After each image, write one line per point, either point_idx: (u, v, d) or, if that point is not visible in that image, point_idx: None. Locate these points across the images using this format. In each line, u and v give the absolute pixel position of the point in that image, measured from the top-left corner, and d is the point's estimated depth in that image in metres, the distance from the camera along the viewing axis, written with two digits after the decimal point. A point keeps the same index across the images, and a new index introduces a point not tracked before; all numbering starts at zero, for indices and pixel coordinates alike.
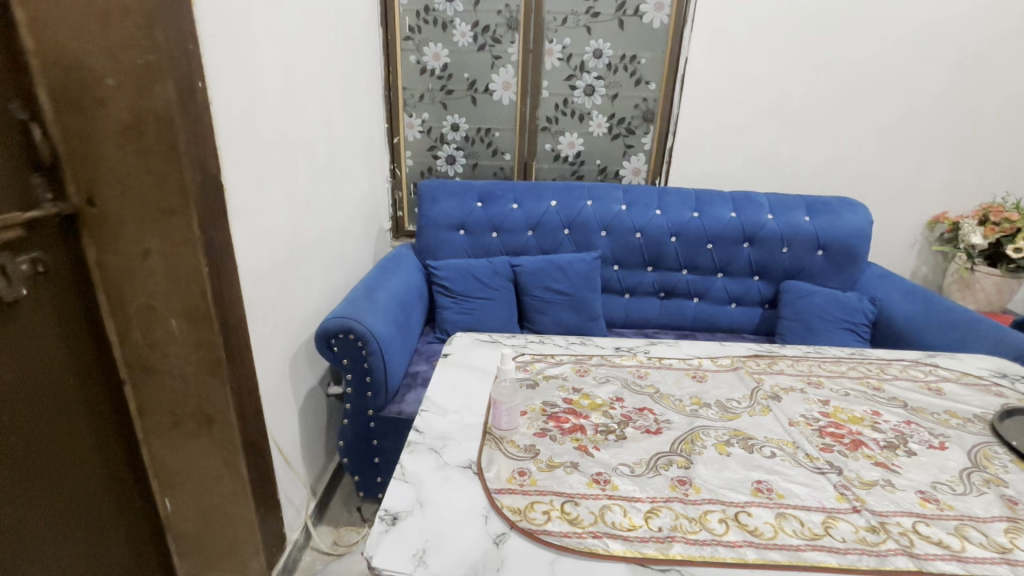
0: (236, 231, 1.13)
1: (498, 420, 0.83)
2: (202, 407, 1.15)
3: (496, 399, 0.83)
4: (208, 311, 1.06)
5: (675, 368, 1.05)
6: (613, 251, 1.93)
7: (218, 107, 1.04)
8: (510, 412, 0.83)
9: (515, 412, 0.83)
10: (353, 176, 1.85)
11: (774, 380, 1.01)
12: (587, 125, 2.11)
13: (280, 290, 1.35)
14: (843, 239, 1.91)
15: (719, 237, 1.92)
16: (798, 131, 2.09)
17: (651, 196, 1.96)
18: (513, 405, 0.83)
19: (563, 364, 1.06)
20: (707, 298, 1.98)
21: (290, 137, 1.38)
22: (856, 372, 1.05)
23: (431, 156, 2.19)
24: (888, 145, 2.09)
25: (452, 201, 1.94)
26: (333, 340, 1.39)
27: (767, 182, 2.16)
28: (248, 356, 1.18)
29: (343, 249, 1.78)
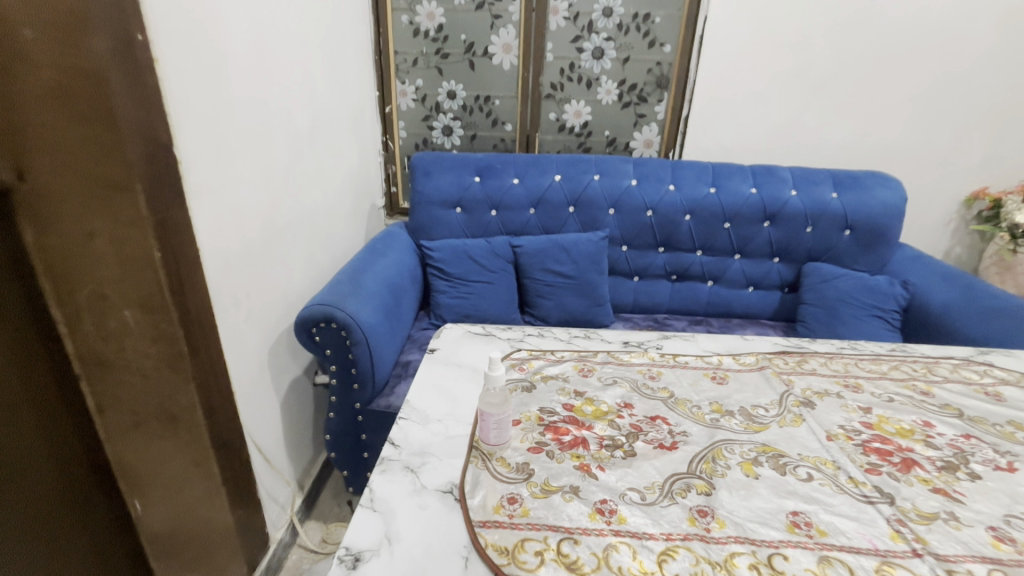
0: (197, 211, 1.00)
1: (485, 435, 0.71)
2: (166, 405, 1.04)
3: (484, 410, 0.70)
4: (164, 301, 0.94)
5: (691, 367, 0.92)
6: (621, 230, 1.79)
7: (169, 66, 0.90)
8: (501, 426, 0.70)
9: (506, 425, 0.70)
10: (340, 149, 1.71)
11: (806, 383, 0.88)
12: (595, 91, 1.93)
13: (256, 275, 1.23)
14: (875, 218, 1.75)
15: (738, 215, 1.77)
16: (826, 98, 1.90)
17: (664, 170, 1.81)
18: (504, 417, 0.70)
19: (564, 362, 0.93)
20: (722, 282, 1.84)
21: (264, 105, 1.24)
22: (900, 373, 0.92)
23: (426, 126, 2.03)
24: (926, 114, 1.91)
25: (448, 176, 1.79)
26: (314, 329, 1.27)
27: (789, 154, 1.99)
28: (216, 347, 1.07)
29: (329, 228, 1.66)
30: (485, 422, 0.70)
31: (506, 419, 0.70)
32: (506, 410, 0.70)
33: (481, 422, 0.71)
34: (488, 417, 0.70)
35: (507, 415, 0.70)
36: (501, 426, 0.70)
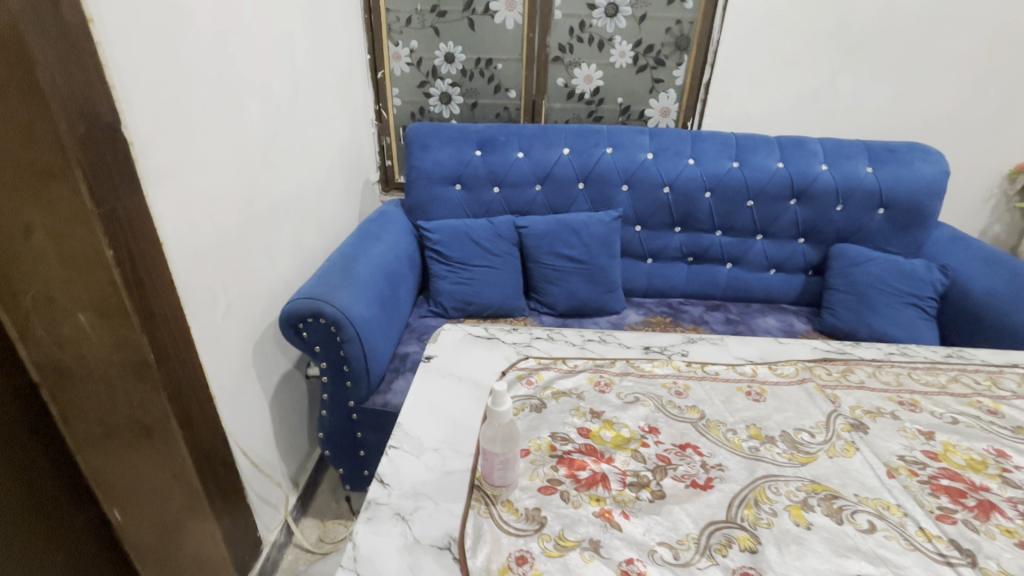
0: (156, 199, 0.87)
1: (489, 474, 0.60)
2: (137, 415, 0.95)
3: (486, 450, 0.59)
4: (122, 304, 0.83)
5: (723, 380, 0.81)
6: (635, 209, 1.65)
7: (109, 27, 0.76)
8: (508, 467, 0.59)
9: (512, 465, 0.59)
10: (328, 121, 1.56)
11: (854, 399, 0.77)
12: (608, 54, 1.76)
13: (234, 266, 1.12)
14: (913, 195, 1.60)
15: (762, 192, 1.63)
16: (864, 60, 1.72)
17: (683, 142, 1.65)
18: (511, 457, 0.59)
19: (578, 373, 0.82)
20: (742, 264, 1.71)
21: (235, 74, 1.09)
22: (960, 386, 0.81)
23: (422, 93, 1.86)
24: (973, 77, 1.73)
25: (446, 150, 1.64)
26: (300, 325, 1.16)
27: (819, 124, 1.82)
28: (188, 350, 0.96)
29: (319, 209, 1.53)
30: (488, 462, 0.59)
31: (514, 458, 0.59)
32: (514, 450, 0.59)
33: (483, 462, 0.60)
34: (493, 458, 0.58)
35: (516, 454, 0.59)
36: (507, 467, 0.59)
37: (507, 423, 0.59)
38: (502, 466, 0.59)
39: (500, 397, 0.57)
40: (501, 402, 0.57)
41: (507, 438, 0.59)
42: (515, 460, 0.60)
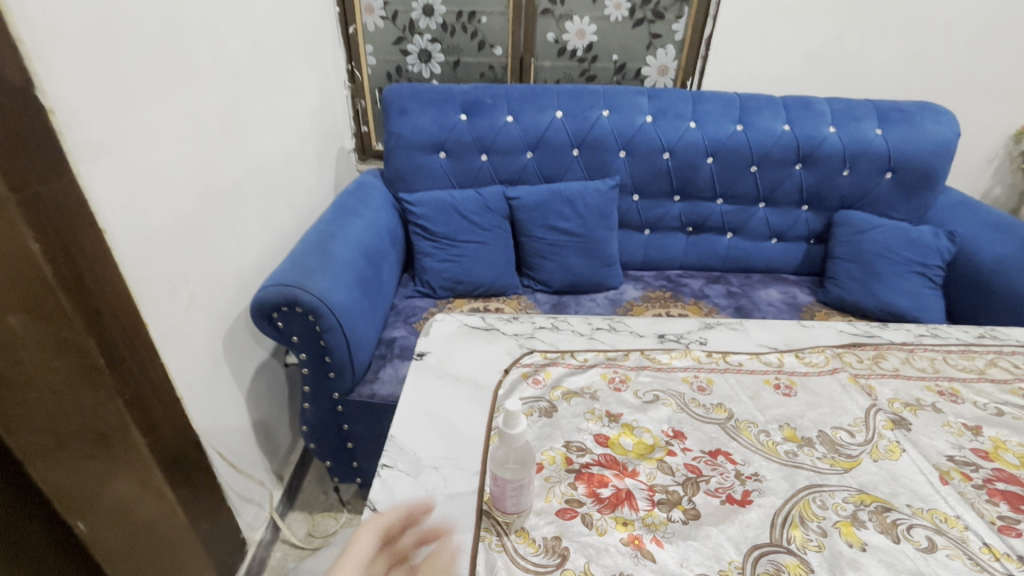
0: (92, 177, 0.74)
1: (499, 500, 0.52)
2: (92, 424, 0.84)
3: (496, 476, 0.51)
4: (59, 303, 0.71)
5: (748, 371, 0.74)
6: (633, 177, 1.55)
7: None
8: (522, 495, 0.51)
9: (527, 491, 0.51)
10: (294, 82, 1.39)
11: (891, 390, 0.71)
12: (602, 5, 1.61)
13: (196, 252, 0.99)
14: (923, 158, 1.52)
15: (767, 157, 1.53)
16: (876, 12, 1.60)
17: (684, 103, 1.54)
18: (525, 483, 0.51)
19: (589, 369, 0.74)
20: (743, 233, 1.64)
21: (179, 25, 0.93)
22: (999, 371, 0.75)
23: (399, 51, 1.70)
24: (988, 30, 1.63)
25: (428, 114, 1.50)
26: (274, 315, 1.05)
27: (825, 83, 1.72)
28: (145, 351, 0.85)
29: (290, 182, 1.39)
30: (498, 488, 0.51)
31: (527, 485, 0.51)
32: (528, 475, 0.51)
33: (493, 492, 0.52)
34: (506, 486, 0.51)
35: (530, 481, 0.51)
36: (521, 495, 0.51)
37: (521, 446, 0.51)
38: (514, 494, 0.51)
39: (515, 419, 0.49)
40: (514, 423, 0.49)
41: (522, 462, 0.51)
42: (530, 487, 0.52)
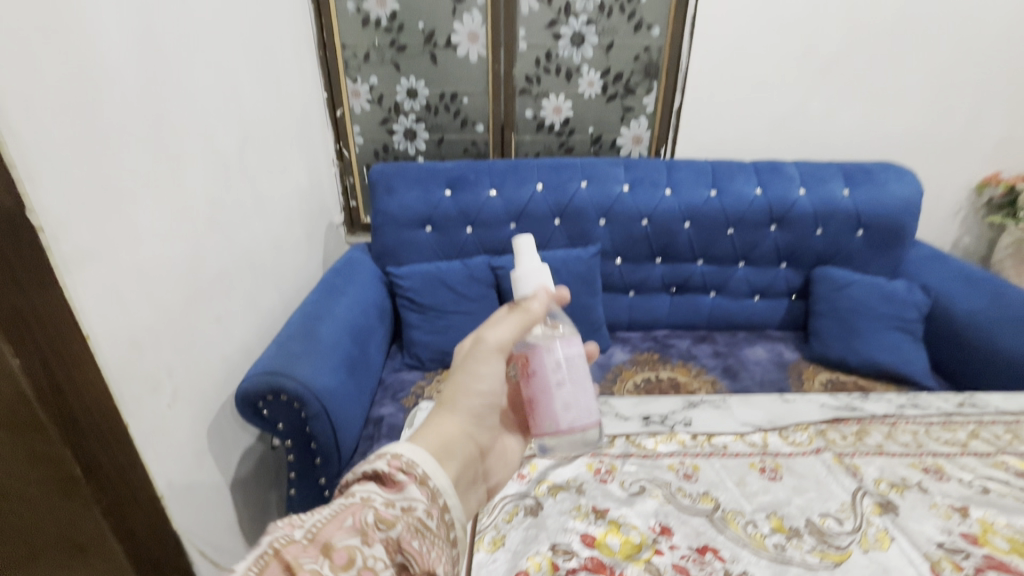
0: (78, 286, 0.75)
1: (555, 388, 0.57)
2: (67, 534, 0.82)
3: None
4: (35, 415, 0.71)
5: (733, 455, 0.74)
6: (614, 243, 1.59)
7: (4, 95, 0.65)
8: (586, 381, 0.58)
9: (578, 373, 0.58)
10: (283, 167, 1.45)
11: (877, 470, 0.71)
12: (577, 84, 1.71)
13: (180, 346, 0.99)
14: (891, 216, 1.58)
15: (742, 220, 1.59)
16: (832, 82, 1.71)
17: (658, 172, 1.60)
18: (582, 364, 0.59)
19: (575, 460, 0.73)
20: (725, 292, 1.67)
21: (168, 128, 0.97)
22: (982, 444, 0.76)
23: (385, 131, 1.77)
24: (940, 94, 1.74)
25: (413, 192, 1.55)
26: (260, 404, 1.04)
27: (792, 147, 1.81)
28: (126, 454, 0.84)
29: (277, 263, 1.41)
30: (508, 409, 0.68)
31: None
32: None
33: (529, 382, 0.58)
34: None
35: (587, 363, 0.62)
36: (581, 380, 0.58)
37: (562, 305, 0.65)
38: (562, 376, 0.57)
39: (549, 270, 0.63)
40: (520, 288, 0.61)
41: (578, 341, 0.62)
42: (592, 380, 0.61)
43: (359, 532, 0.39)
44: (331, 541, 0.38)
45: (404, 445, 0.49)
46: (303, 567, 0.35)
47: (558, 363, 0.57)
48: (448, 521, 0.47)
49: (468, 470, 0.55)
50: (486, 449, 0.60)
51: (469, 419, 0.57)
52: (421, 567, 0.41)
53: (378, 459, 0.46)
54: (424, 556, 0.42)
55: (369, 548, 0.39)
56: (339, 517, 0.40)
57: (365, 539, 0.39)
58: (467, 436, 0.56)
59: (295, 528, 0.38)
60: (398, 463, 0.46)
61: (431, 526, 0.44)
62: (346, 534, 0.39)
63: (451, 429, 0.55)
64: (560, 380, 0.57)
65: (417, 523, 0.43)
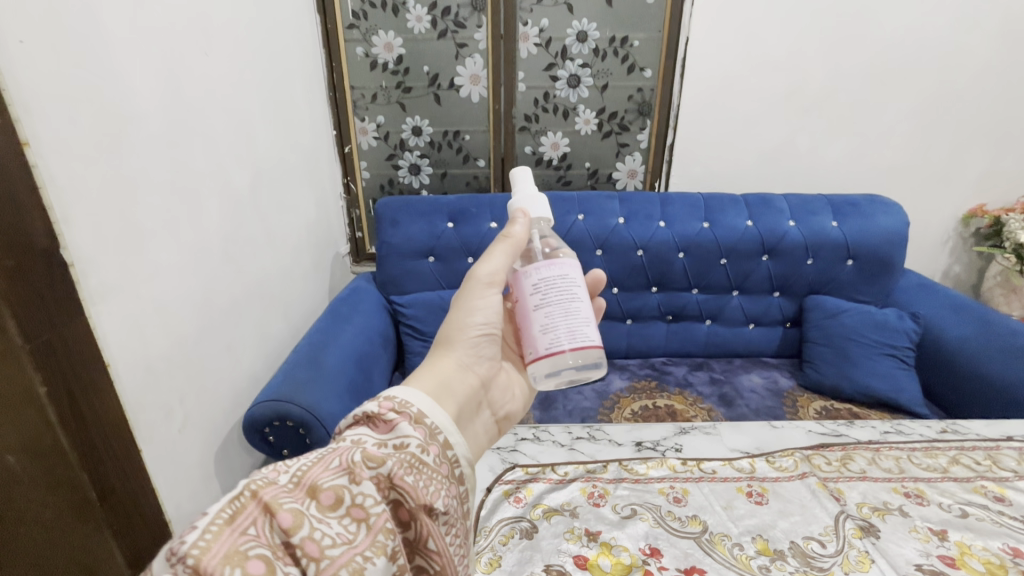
0: (102, 318, 0.79)
1: (537, 309, 0.60)
2: (77, 559, 0.84)
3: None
4: (58, 443, 0.75)
5: (721, 480, 0.79)
6: (611, 273, 1.64)
7: (46, 146, 0.71)
8: (569, 306, 0.59)
9: (559, 294, 0.60)
10: (292, 201, 1.51)
11: (860, 494, 0.76)
12: (573, 122, 1.79)
13: (191, 374, 1.03)
14: (878, 247, 1.64)
15: (734, 251, 1.64)
16: (817, 120, 1.79)
17: (652, 204, 1.67)
18: (568, 291, 0.60)
19: (569, 484, 0.79)
20: (720, 320, 1.71)
21: (187, 168, 1.03)
22: (963, 470, 0.82)
23: (390, 166, 1.86)
24: (922, 131, 1.81)
25: (417, 224, 1.61)
26: (266, 430, 1.08)
27: (781, 180, 1.87)
28: (139, 480, 0.87)
29: (285, 293, 1.46)
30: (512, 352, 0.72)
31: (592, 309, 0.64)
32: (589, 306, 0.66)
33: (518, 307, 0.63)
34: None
35: (585, 293, 0.62)
36: (563, 305, 0.59)
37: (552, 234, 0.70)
38: (539, 299, 0.60)
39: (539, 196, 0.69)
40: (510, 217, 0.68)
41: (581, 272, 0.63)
42: (586, 307, 0.61)
43: (346, 472, 0.43)
44: (317, 483, 0.41)
45: (399, 389, 0.52)
46: (288, 506, 0.38)
47: (536, 286, 0.60)
48: (450, 457, 0.50)
49: (471, 402, 0.59)
50: (491, 382, 0.65)
51: (467, 352, 0.62)
52: (415, 500, 0.44)
53: (368, 403, 0.50)
54: (418, 490, 0.45)
55: (356, 487, 0.42)
56: (325, 460, 0.43)
57: (352, 478, 0.43)
58: (466, 368, 0.62)
59: (279, 473, 0.41)
60: (389, 404, 0.50)
61: (428, 461, 0.48)
62: (332, 475, 0.42)
63: (448, 364, 0.60)
64: (539, 302, 0.60)
65: (410, 460, 0.46)
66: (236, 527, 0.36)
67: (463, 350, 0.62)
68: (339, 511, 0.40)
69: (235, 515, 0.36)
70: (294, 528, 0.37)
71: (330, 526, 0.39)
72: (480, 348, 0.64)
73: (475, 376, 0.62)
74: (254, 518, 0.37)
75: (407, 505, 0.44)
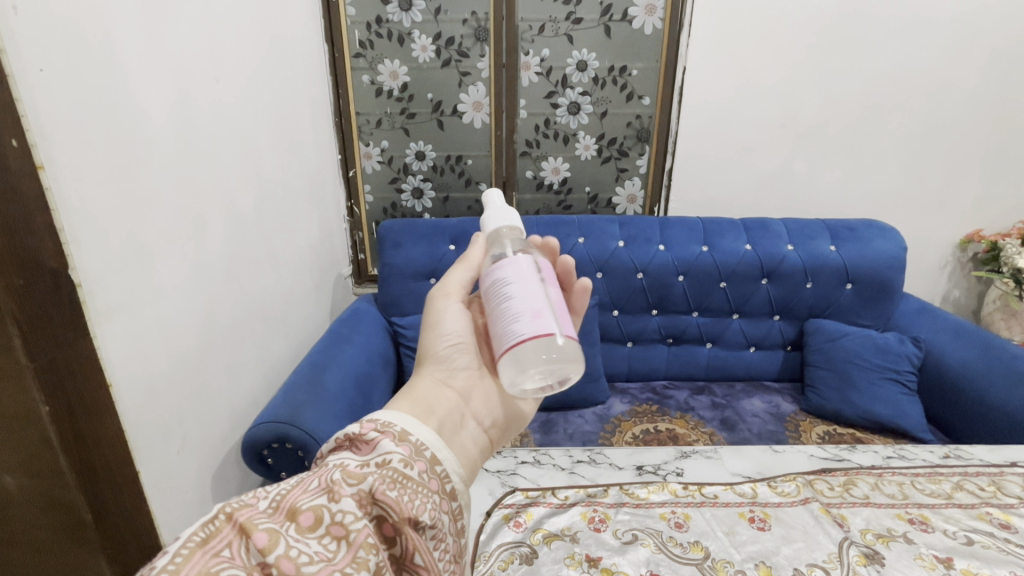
0: (107, 338, 0.80)
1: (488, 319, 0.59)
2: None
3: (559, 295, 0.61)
4: (57, 462, 0.75)
5: (723, 504, 0.79)
6: (611, 295, 1.65)
7: (61, 170, 0.73)
8: (501, 309, 0.56)
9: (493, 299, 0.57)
10: (296, 223, 1.54)
11: (864, 520, 0.76)
12: (574, 147, 1.83)
13: (191, 395, 1.03)
14: (876, 271, 1.65)
15: (734, 274, 1.65)
16: (813, 147, 1.82)
17: (652, 228, 1.69)
18: (496, 293, 0.57)
19: (570, 509, 0.78)
20: (720, 343, 1.71)
21: (195, 191, 1.05)
22: (967, 496, 0.81)
23: (393, 189, 1.89)
24: (916, 158, 1.84)
25: (420, 247, 1.63)
26: (264, 451, 1.07)
27: (779, 204, 1.90)
28: (135, 503, 0.86)
29: (287, 314, 1.47)
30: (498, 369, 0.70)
31: (545, 300, 0.57)
32: (551, 295, 0.58)
33: None
34: (561, 301, 0.59)
35: (519, 288, 0.56)
36: (498, 310, 0.57)
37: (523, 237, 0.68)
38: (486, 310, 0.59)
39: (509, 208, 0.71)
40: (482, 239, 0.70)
41: (516, 267, 0.58)
42: (518, 304, 0.55)
43: (325, 492, 0.43)
44: (296, 505, 0.41)
45: (383, 411, 0.53)
46: (263, 527, 0.39)
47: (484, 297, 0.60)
48: (439, 472, 0.50)
49: (451, 415, 0.58)
50: (472, 393, 0.64)
51: (438, 367, 0.63)
52: (399, 514, 0.44)
53: (351, 426, 0.50)
54: (402, 505, 0.45)
55: (336, 505, 0.42)
56: (305, 482, 0.44)
57: (332, 497, 0.43)
58: (440, 384, 0.62)
59: (259, 499, 0.41)
60: (371, 425, 0.50)
61: (412, 475, 0.48)
62: (312, 495, 0.42)
63: (421, 383, 0.61)
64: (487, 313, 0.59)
65: (393, 475, 0.47)
66: (209, 549, 0.36)
67: (434, 367, 0.63)
68: (318, 531, 0.40)
69: (209, 538, 0.37)
70: (269, 547, 0.37)
71: (308, 545, 0.39)
72: (453, 361, 0.64)
73: (452, 391, 0.62)
74: (229, 540, 0.37)
75: (391, 520, 0.44)
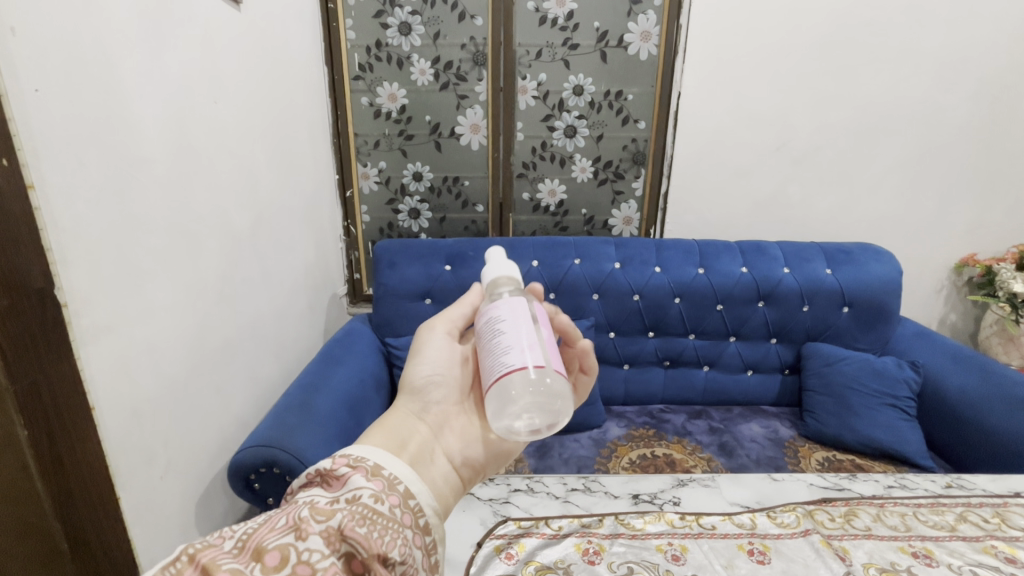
0: (91, 359, 0.79)
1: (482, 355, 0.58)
2: None
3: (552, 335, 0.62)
4: (33, 488, 0.71)
5: (721, 536, 0.77)
6: (608, 316, 1.64)
7: (51, 188, 0.72)
8: (494, 346, 0.56)
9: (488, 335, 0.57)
10: (291, 242, 1.53)
11: (866, 553, 0.74)
12: (570, 169, 1.84)
13: (178, 417, 1.00)
14: (872, 295, 1.65)
15: (731, 296, 1.64)
16: (808, 171, 1.84)
17: (648, 250, 1.69)
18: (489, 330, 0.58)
19: (563, 540, 0.76)
20: (718, 366, 1.70)
21: (190, 210, 1.04)
22: (971, 529, 0.79)
23: (390, 210, 1.89)
24: (909, 183, 1.86)
25: (415, 267, 1.62)
26: (251, 476, 1.04)
27: (775, 228, 1.91)
28: (114, 531, 0.83)
29: (279, 334, 1.46)
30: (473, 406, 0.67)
31: (536, 335, 0.57)
32: (542, 333, 0.58)
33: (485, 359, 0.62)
34: (551, 338, 0.59)
35: (510, 325, 0.57)
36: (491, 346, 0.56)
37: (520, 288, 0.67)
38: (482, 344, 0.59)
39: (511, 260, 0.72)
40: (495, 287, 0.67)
41: (508, 305, 0.59)
42: (512, 340, 0.55)
43: (292, 530, 0.41)
44: (262, 545, 0.39)
45: (355, 446, 0.52)
46: (226, 568, 0.37)
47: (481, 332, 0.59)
48: (413, 506, 0.49)
49: (422, 449, 0.57)
50: (444, 428, 0.62)
51: (412, 401, 0.62)
52: (368, 550, 0.42)
53: (322, 460, 0.49)
54: (372, 541, 0.44)
55: (303, 543, 0.40)
56: (272, 521, 0.42)
57: (298, 534, 0.41)
58: (413, 418, 0.61)
59: (224, 539, 0.40)
60: (343, 459, 0.49)
61: (383, 510, 0.46)
62: (279, 534, 0.41)
63: (393, 417, 0.60)
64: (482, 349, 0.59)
65: (363, 511, 0.45)
66: None
67: (408, 400, 0.62)
68: (283, 571, 0.38)
69: None
70: None
71: None
72: (427, 394, 0.63)
73: (425, 425, 0.61)
74: None
75: (360, 556, 0.42)
